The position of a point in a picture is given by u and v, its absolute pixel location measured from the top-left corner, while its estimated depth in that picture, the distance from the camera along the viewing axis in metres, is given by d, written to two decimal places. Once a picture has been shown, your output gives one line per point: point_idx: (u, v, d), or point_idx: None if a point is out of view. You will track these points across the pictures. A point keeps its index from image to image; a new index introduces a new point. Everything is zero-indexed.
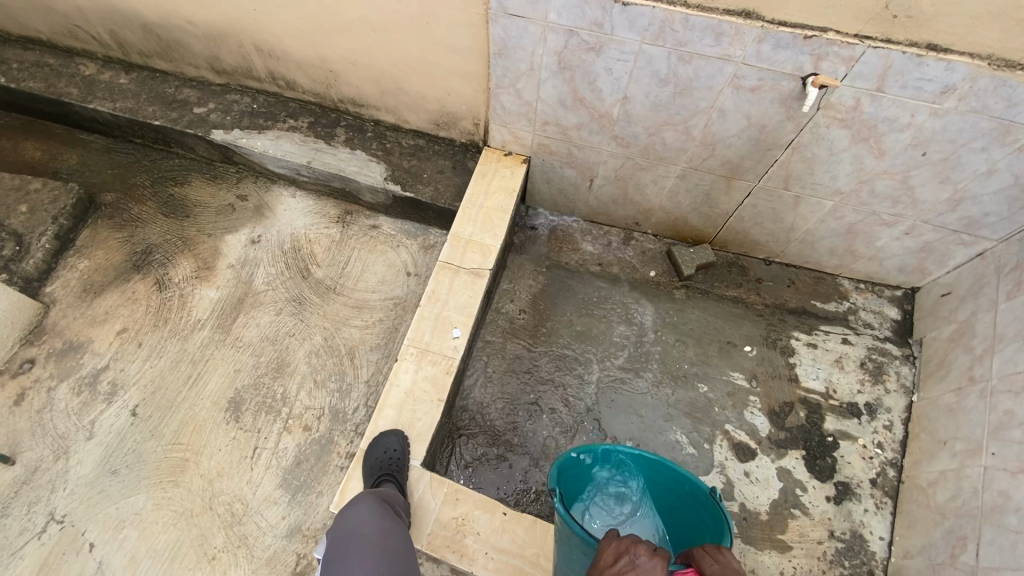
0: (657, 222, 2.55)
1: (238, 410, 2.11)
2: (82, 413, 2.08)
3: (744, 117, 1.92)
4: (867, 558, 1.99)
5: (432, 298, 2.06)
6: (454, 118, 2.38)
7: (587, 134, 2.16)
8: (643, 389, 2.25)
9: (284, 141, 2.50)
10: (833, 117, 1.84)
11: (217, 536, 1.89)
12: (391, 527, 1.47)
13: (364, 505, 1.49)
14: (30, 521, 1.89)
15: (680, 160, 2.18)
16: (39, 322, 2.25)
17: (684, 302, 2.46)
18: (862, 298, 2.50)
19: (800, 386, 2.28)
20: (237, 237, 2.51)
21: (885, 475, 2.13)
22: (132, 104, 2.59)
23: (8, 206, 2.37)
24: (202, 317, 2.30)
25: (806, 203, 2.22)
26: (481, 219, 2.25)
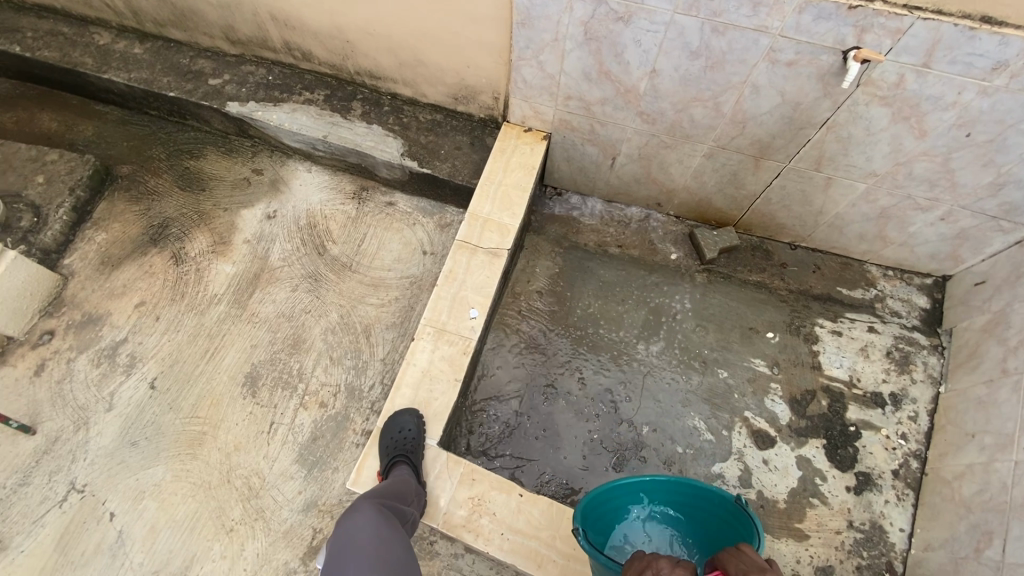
0: (680, 203, 2.47)
1: (255, 385, 2.12)
2: (102, 384, 2.10)
3: (778, 93, 1.84)
4: (886, 549, 1.96)
5: (449, 278, 2.02)
6: (474, 92, 2.31)
7: (611, 109, 2.08)
8: (661, 374, 2.21)
9: (300, 114, 2.45)
10: (873, 94, 1.75)
11: (234, 508, 1.92)
12: (390, 536, 1.38)
13: (362, 513, 1.38)
14: (51, 490, 1.92)
15: (707, 138, 2.10)
16: (58, 294, 2.26)
17: (705, 286, 2.40)
18: (890, 286, 2.43)
19: (823, 374, 2.22)
20: (253, 211, 2.48)
21: (907, 467, 2.08)
22: (147, 75, 2.55)
23: (25, 177, 2.36)
24: (219, 292, 2.30)
25: (837, 185, 2.13)
26: (499, 197, 2.19)
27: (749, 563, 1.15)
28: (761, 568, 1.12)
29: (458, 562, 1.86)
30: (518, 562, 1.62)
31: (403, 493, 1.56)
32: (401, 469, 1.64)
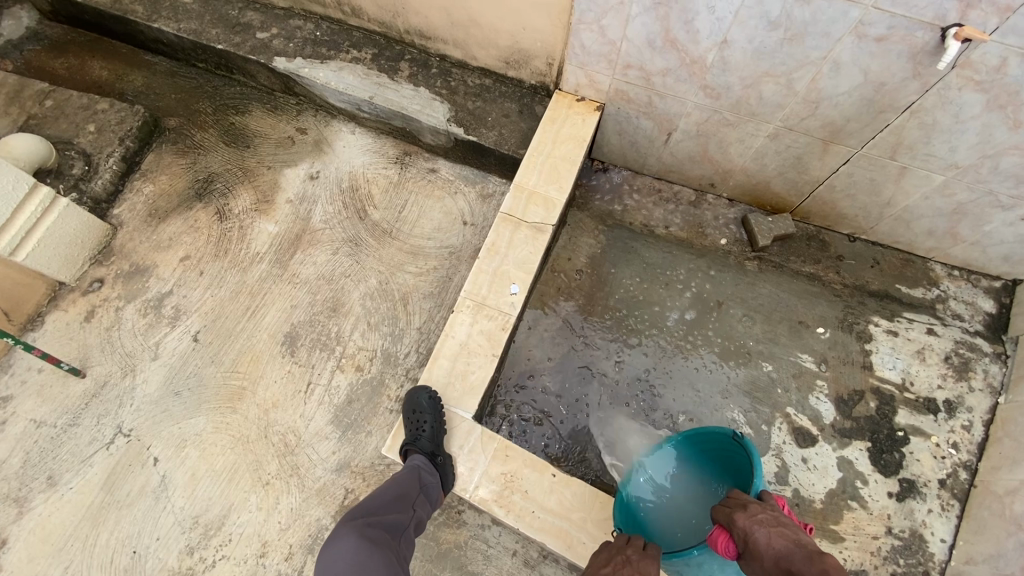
0: (735, 185, 2.35)
1: (294, 345, 2.14)
2: (148, 333, 2.16)
3: (861, 71, 1.69)
4: (924, 559, 1.89)
5: (491, 251, 1.98)
6: (527, 57, 2.21)
7: (672, 81, 1.96)
8: (702, 362, 2.14)
9: (347, 73, 2.39)
10: (968, 78, 1.59)
11: (271, 463, 1.96)
12: (370, 560, 1.31)
13: (343, 533, 1.35)
14: (99, 432, 2.00)
15: (774, 117, 1.97)
16: (108, 243, 2.31)
17: (755, 275, 2.30)
18: (954, 287, 2.28)
19: (873, 375, 2.12)
20: (296, 171, 2.47)
21: (956, 477, 1.99)
22: (196, 25, 2.51)
23: (76, 124, 2.37)
24: (261, 250, 2.31)
25: (911, 176, 1.98)
26: (547, 170, 2.12)
27: (734, 503, 1.35)
28: (744, 503, 1.32)
29: (484, 533, 1.87)
30: (549, 541, 1.61)
31: (401, 498, 1.54)
32: (413, 457, 1.64)
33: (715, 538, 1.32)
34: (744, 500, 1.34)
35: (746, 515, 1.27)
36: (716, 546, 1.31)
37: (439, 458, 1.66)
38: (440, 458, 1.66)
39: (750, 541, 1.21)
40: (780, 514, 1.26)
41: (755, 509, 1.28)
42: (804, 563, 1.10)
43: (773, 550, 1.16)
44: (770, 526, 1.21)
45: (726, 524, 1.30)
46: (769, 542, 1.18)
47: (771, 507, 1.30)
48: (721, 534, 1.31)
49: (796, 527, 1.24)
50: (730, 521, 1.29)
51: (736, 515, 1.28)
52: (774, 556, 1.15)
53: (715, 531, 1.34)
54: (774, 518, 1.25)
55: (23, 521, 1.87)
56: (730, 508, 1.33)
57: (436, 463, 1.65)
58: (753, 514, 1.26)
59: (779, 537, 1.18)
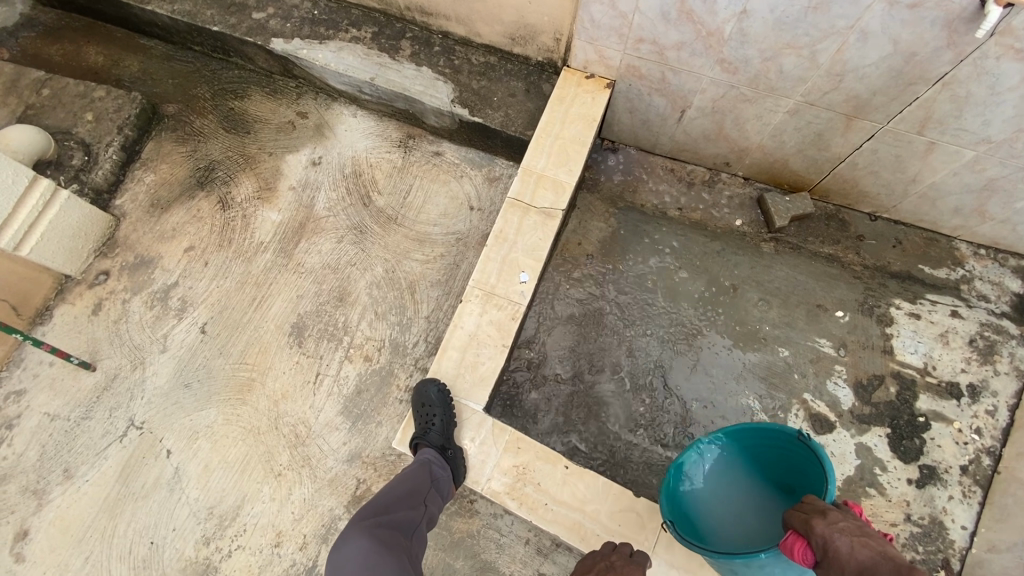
0: (751, 164, 2.26)
1: (302, 335, 2.12)
2: (155, 326, 2.14)
3: (890, 41, 1.59)
4: (944, 546, 1.86)
5: (499, 238, 1.92)
6: (533, 32, 2.12)
7: (687, 56, 1.86)
8: (716, 348, 2.09)
9: (346, 54, 2.31)
10: (1008, 46, 1.48)
11: (283, 454, 1.96)
12: (382, 562, 1.29)
13: (352, 534, 1.34)
14: (112, 425, 2.00)
15: (796, 92, 1.87)
16: (111, 235, 2.28)
17: (772, 257, 2.22)
18: (980, 266, 2.19)
19: (894, 359, 2.06)
20: (298, 157, 2.41)
21: (978, 464, 1.94)
22: (190, 7, 2.43)
23: (74, 113, 2.31)
24: (265, 239, 2.27)
25: (940, 151, 1.88)
26: (556, 151, 2.04)
27: (811, 509, 1.27)
28: (822, 510, 1.24)
29: (496, 522, 1.87)
30: (562, 534, 1.60)
31: (413, 493, 1.53)
32: (424, 451, 1.62)
33: (789, 544, 1.22)
34: (821, 506, 1.26)
35: (826, 521, 1.19)
36: (791, 552, 1.21)
37: (449, 451, 1.64)
38: (451, 451, 1.64)
39: (831, 549, 1.14)
40: (862, 524, 1.19)
41: (835, 516, 1.21)
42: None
43: (858, 561, 1.10)
44: (854, 536, 1.15)
45: (802, 530, 1.21)
46: (853, 554, 1.12)
47: (851, 516, 1.23)
48: (796, 540, 1.21)
49: (879, 538, 1.17)
50: (806, 526, 1.20)
51: (815, 521, 1.19)
52: (859, 567, 1.10)
53: (788, 537, 1.24)
54: (856, 527, 1.18)
55: (42, 513, 1.89)
56: (808, 514, 1.25)
57: (446, 456, 1.63)
58: (834, 522, 1.19)
59: (864, 549, 1.12)
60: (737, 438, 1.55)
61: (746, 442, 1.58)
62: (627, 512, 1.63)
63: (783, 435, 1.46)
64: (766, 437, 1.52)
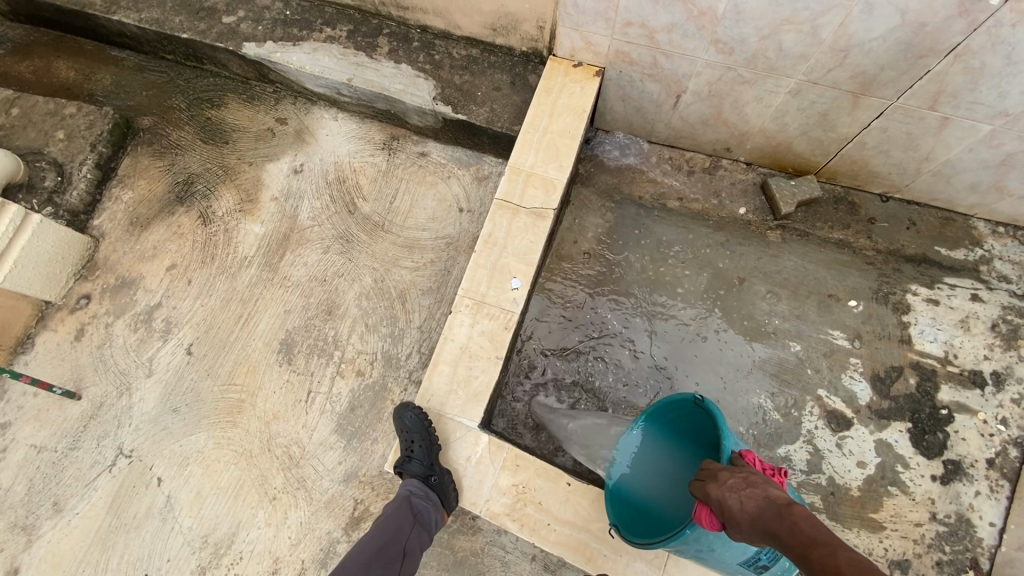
0: (753, 148, 2.13)
1: (291, 352, 2.05)
2: (140, 350, 2.07)
3: (898, 11, 1.47)
4: (972, 544, 1.76)
5: (488, 243, 1.82)
6: (515, 22, 2.00)
7: (679, 38, 1.75)
8: (722, 345, 1.98)
9: (322, 55, 2.21)
10: None
11: (276, 477, 1.90)
12: None
13: None
14: (100, 454, 1.94)
15: (796, 71, 1.75)
16: (91, 256, 2.21)
17: (778, 246, 2.11)
18: (1000, 245, 2.07)
19: (912, 349, 1.95)
20: (278, 165, 2.32)
21: (1005, 456, 1.83)
22: (158, 15, 2.33)
23: (45, 132, 2.23)
24: (249, 253, 2.19)
25: (954, 127, 1.76)
26: (544, 147, 1.93)
27: (707, 473, 1.23)
28: (714, 471, 1.20)
29: (500, 538, 1.78)
30: (568, 555, 1.52)
31: (390, 543, 1.45)
32: (406, 483, 1.55)
33: (697, 515, 1.19)
34: (714, 467, 1.22)
35: (717, 484, 1.15)
36: (703, 522, 1.17)
37: (433, 479, 1.54)
38: (436, 478, 1.55)
39: (726, 511, 1.10)
40: (750, 473, 1.15)
41: (725, 475, 1.16)
42: (780, 522, 1.02)
43: (749, 515, 1.06)
44: (741, 489, 1.11)
45: (701, 497, 1.18)
46: (743, 507, 1.08)
47: (740, 468, 1.18)
48: (701, 509, 1.18)
49: (769, 481, 1.14)
50: (702, 494, 1.17)
51: (708, 487, 1.16)
52: (752, 521, 1.05)
53: (695, 507, 1.20)
54: (744, 477, 1.13)
55: (33, 549, 1.84)
56: (702, 480, 1.20)
57: (430, 484, 1.54)
58: (724, 480, 1.15)
59: (751, 499, 1.08)
60: (649, 414, 1.51)
61: (665, 418, 1.56)
62: None
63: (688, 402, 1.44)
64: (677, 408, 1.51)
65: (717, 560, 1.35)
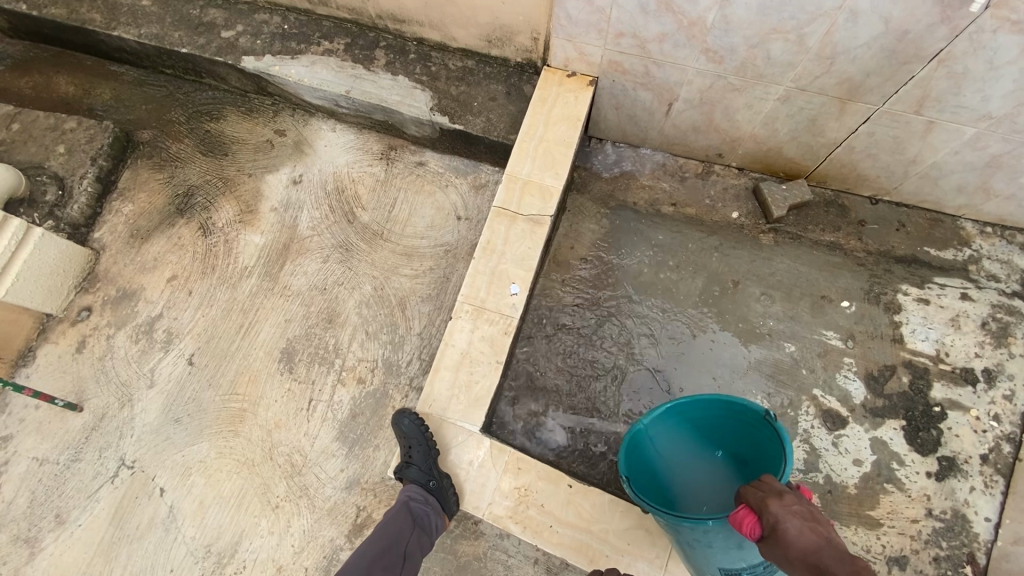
0: (744, 154, 2.18)
1: (292, 361, 2.06)
2: (141, 361, 2.08)
3: (881, 20, 1.52)
4: (969, 540, 1.79)
5: (487, 249, 1.85)
6: (509, 33, 2.05)
7: (671, 48, 1.79)
8: (719, 348, 2.01)
9: (320, 68, 2.24)
10: (1005, 18, 1.42)
11: (279, 485, 1.90)
12: None
13: None
14: (102, 465, 1.95)
15: (785, 78, 1.79)
16: (92, 269, 2.22)
17: (771, 249, 2.14)
18: (988, 245, 2.11)
19: (905, 348, 1.99)
20: (278, 177, 2.35)
21: (998, 451, 1.86)
22: (157, 30, 2.37)
23: (45, 147, 2.25)
24: (249, 263, 2.21)
25: (940, 130, 1.81)
26: (540, 156, 1.97)
27: (768, 488, 1.23)
28: (780, 491, 1.20)
29: (503, 543, 1.79)
30: (569, 556, 1.54)
31: (391, 545, 1.49)
32: (406, 488, 1.58)
33: (740, 517, 1.19)
34: (778, 486, 1.22)
35: (780, 501, 1.16)
36: (742, 525, 1.18)
37: (433, 484, 1.56)
38: (435, 483, 1.56)
39: (781, 529, 1.10)
40: (815, 510, 1.16)
41: (791, 499, 1.17)
42: (838, 564, 1.03)
43: (805, 544, 1.07)
44: (805, 519, 1.11)
45: (755, 505, 1.18)
46: (802, 535, 1.08)
47: (805, 500, 1.19)
48: (747, 514, 1.19)
49: (829, 526, 1.15)
50: (759, 504, 1.18)
51: (770, 500, 1.16)
52: (805, 550, 1.06)
53: (739, 509, 1.21)
54: (807, 510, 1.15)
55: (35, 561, 1.84)
56: (764, 493, 1.21)
57: (429, 489, 1.56)
58: (788, 503, 1.15)
59: (812, 532, 1.09)
60: (711, 415, 1.56)
61: (721, 421, 1.59)
62: (636, 529, 1.56)
63: (756, 420, 1.46)
64: (736, 412, 1.51)
65: (703, 562, 1.37)
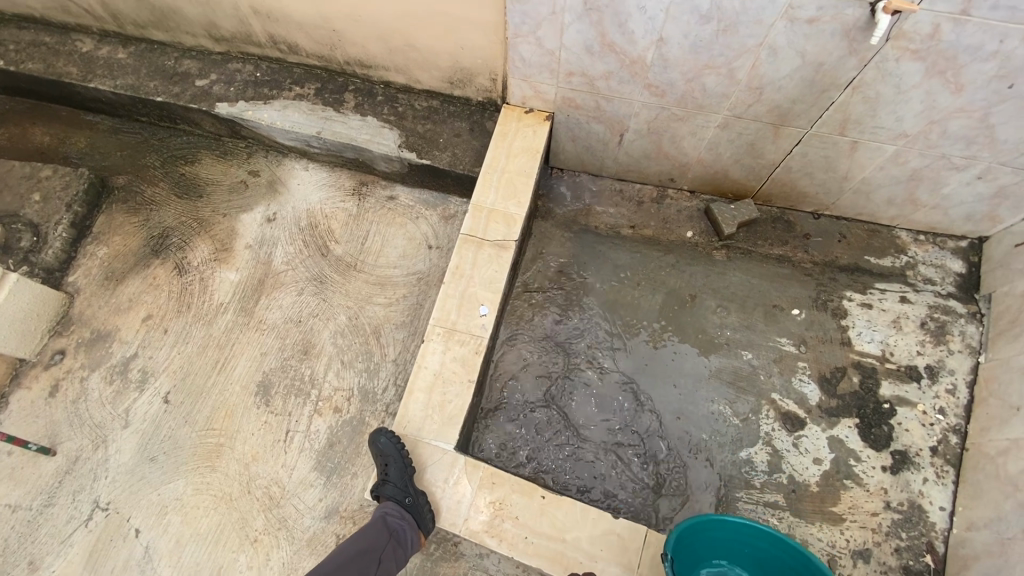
0: (694, 177, 2.34)
1: (268, 394, 2.09)
2: (116, 401, 2.09)
3: (798, 54, 1.71)
4: (926, 529, 1.88)
5: (456, 274, 1.94)
6: (469, 75, 2.20)
7: (616, 84, 1.96)
8: (682, 360, 2.12)
9: (292, 111, 2.36)
10: (903, 48, 1.61)
11: (257, 519, 1.91)
12: None
13: None
14: (76, 509, 1.93)
15: (722, 107, 1.97)
16: (66, 312, 2.24)
17: (724, 264, 2.29)
18: (921, 251, 2.29)
19: (853, 350, 2.12)
20: (252, 215, 2.42)
21: (946, 443, 1.98)
22: (133, 80, 2.47)
23: (20, 195, 2.30)
24: (224, 300, 2.26)
25: (864, 149, 1.99)
26: (503, 186, 2.09)
27: None
28: None
29: (483, 562, 1.82)
30: (545, 567, 1.58)
31: (367, 551, 1.54)
32: (383, 504, 1.61)
33: None
34: None
35: None
36: None
37: (408, 500, 1.60)
38: (410, 499, 1.60)
39: None
40: None
41: None
42: None
43: None
44: None
45: None
46: None
47: None
48: None
49: None
50: None
51: None
52: None
53: None
54: None
55: None
56: None
57: (405, 505, 1.59)
58: None
59: None
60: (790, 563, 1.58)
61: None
62: (607, 535, 1.62)
63: None
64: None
65: None
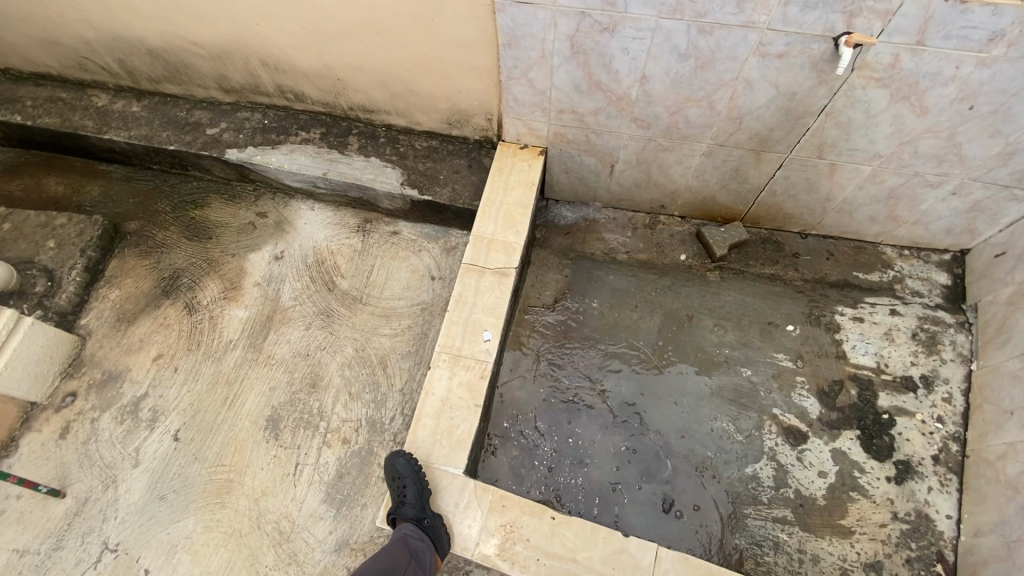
0: (684, 203, 2.45)
1: (277, 428, 2.12)
2: (126, 441, 2.11)
3: (771, 86, 1.84)
4: (935, 539, 1.89)
5: (459, 303, 2.01)
6: (467, 116, 2.34)
7: (605, 119, 2.09)
8: (682, 379, 2.16)
9: (298, 154, 2.48)
10: (868, 77, 1.74)
11: (267, 554, 1.90)
12: None
13: None
14: (85, 551, 1.93)
15: (705, 137, 2.09)
16: (77, 354, 2.29)
17: (718, 284, 2.36)
18: (907, 266, 2.37)
19: (848, 362, 2.17)
20: (260, 254, 2.51)
21: (947, 451, 2.01)
22: (146, 131, 2.60)
23: (36, 242, 2.39)
24: (233, 336, 2.31)
25: (842, 170, 2.10)
26: (502, 217, 2.19)
27: None
28: None
29: None
30: None
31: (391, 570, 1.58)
32: (401, 526, 1.62)
33: None
34: None
35: None
36: None
37: (426, 521, 1.62)
38: (429, 521, 1.62)
39: None
40: None
41: None
42: None
43: None
44: None
45: None
46: None
47: None
48: None
49: None
50: None
51: None
52: None
53: None
54: None
55: None
56: None
57: (423, 527, 1.61)
58: None
59: None
60: None
61: None
62: (619, 554, 1.63)
63: None
64: None
65: None
